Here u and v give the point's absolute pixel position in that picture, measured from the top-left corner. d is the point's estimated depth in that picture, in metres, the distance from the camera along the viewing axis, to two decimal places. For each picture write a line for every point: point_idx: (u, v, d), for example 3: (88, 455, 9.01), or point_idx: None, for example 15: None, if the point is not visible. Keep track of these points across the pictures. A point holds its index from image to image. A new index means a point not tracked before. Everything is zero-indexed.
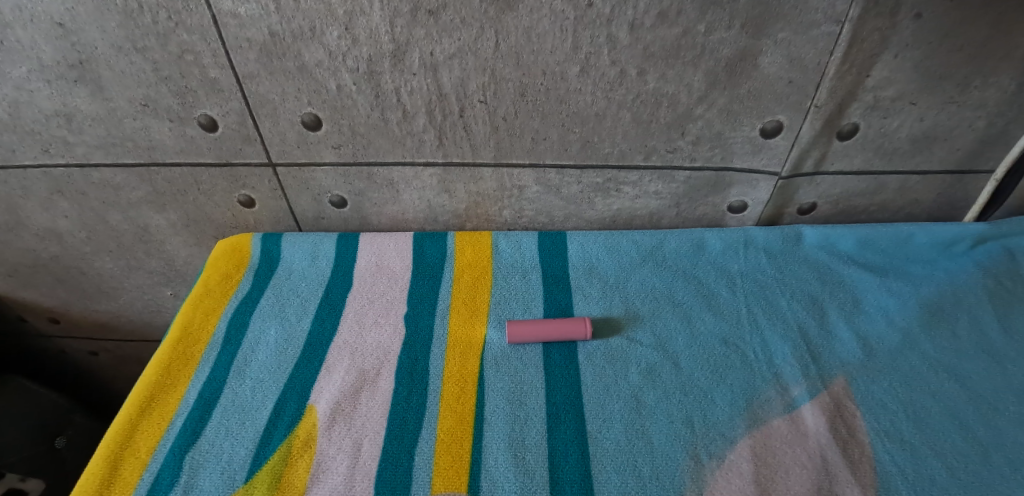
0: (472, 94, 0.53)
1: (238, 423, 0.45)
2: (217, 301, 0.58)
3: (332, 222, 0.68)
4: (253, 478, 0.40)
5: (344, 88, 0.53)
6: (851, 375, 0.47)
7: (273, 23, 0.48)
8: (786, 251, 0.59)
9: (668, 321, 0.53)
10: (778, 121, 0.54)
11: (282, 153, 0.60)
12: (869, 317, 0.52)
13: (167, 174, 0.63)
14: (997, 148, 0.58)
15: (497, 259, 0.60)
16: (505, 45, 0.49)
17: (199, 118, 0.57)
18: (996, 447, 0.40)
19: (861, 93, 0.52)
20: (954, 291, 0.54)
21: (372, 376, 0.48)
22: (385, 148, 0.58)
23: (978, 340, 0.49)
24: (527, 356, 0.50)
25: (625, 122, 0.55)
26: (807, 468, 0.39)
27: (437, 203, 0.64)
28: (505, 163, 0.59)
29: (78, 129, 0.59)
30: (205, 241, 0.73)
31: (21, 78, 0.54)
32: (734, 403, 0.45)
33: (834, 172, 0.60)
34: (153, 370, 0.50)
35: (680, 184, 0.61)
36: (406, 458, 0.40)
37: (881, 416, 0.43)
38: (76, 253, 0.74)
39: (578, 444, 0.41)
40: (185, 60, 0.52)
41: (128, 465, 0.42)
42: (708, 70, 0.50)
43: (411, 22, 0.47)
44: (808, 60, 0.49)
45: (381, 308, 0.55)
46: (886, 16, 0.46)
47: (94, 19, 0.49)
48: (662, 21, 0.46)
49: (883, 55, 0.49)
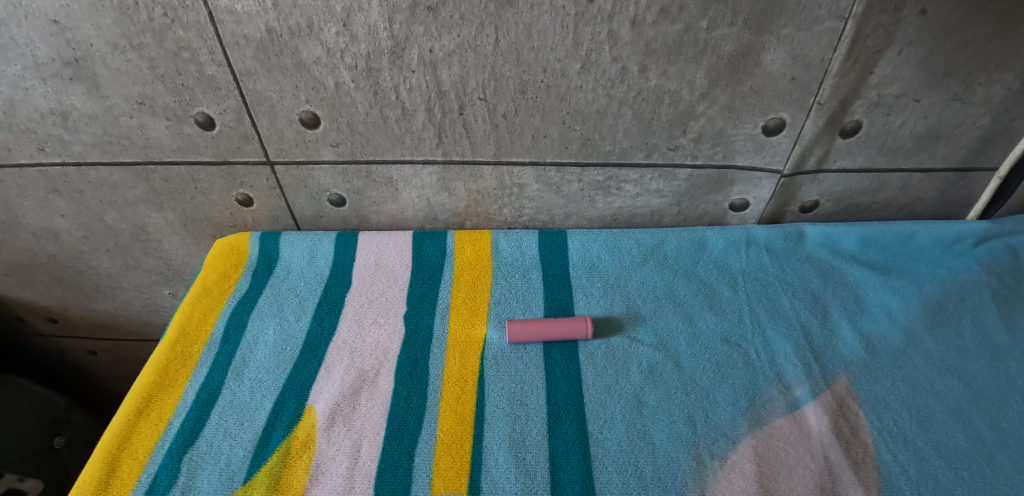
0: (472, 91, 0.52)
1: (237, 423, 0.45)
2: (215, 300, 0.57)
3: (331, 221, 0.67)
4: (252, 479, 0.39)
5: (343, 86, 0.52)
6: (854, 374, 0.46)
7: (270, 20, 0.47)
8: (788, 250, 0.59)
9: (669, 321, 0.52)
10: (781, 119, 0.54)
11: (280, 151, 0.59)
12: (871, 315, 0.52)
13: (164, 172, 0.63)
14: (1000, 146, 0.57)
15: (497, 258, 0.60)
16: (505, 41, 0.48)
17: (196, 116, 0.56)
18: (1000, 447, 0.40)
19: (865, 90, 0.51)
20: (957, 290, 0.53)
21: (372, 376, 0.48)
22: (384, 146, 0.58)
23: (982, 340, 0.49)
24: (527, 356, 0.49)
25: (626, 120, 0.54)
26: (810, 468, 0.39)
27: (436, 201, 0.64)
28: (505, 161, 0.59)
29: (74, 127, 0.58)
30: (203, 240, 0.72)
31: (16, 76, 0.53)
32: (736, 403, 0.44)
33: (837, 170, 0.59)
34: (151, 370, 0.50)
35: (682, 182, 0.60)
36: (406, 459, 0.40)
37: (884, 416, 0.43)
38: (72, 251, 0.74)
39: (579, 444, 0.41)
40: (182, 57, 0.51)
41: (126, 465, 0.41)
42: (711, 67, 0.49)
43: (410, 18, 0.47)
44: (812, 56, 0.49)
45: (380, 308, 0.55)
46: (891, 12, 0.45)
47: (89, 16, 0.48)
48: (664, 17, 0.46)
49: (887, 52, 0.48)
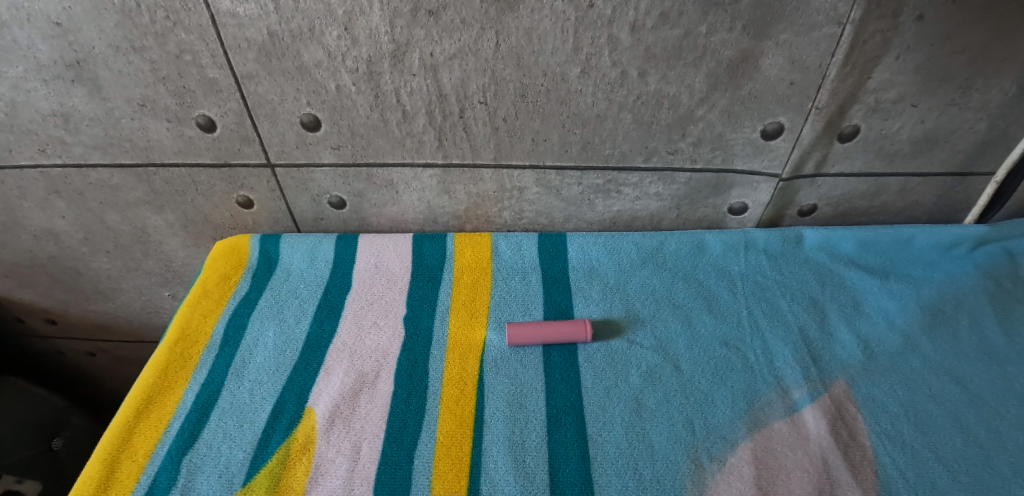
0: (472, 95, 0.53)
1: (237, 426, 0.45)
2: (215, 302, 0.57)
3: (331, 223, 0.68)
4: (251, 481, 0.40)
5: (344, 89, 0.52)
6: (852, 377, 0.47)
7: (272, 23, 0.48)
8: (786, 253, 0.59)
9: (668, 323, 0.53)
10: (779, 123, 0.54)
11: (281, 154, 0.59)
12: (870, 319, 0.52)
13: (165, 174, 0.63)
14: (997, 150, 0.58)
15: (497, 261, 0.60)
16: (506, 45, 0.48)
17: (197, 118, 0.56)
18: (997, 450, 0.40)
19: (863, 94, 0.52)
20: (955, 293, 0.54)
21: (371, 378, 0.48)
22: (385, 149, 0.58)
23: (980, 343, 0.49)
24: (527, 358, 0.49)
25: (626, 124, 0.55)
26: (809, 471, 0.39)
27: (436, 204, 0.64)
28: (505, 164, 0.59)
29: (75, 128, 0.58)
30: (203, 242, 0.72)
31: (18, 77, 0.53)
32: (734, 406, 0.44)
33: (835, 174, 0.59)
34: (150, 372, 0.50)
35: (681, 186, 0.61)
36: (405, 461, 0.40)
37: (882, 419, 0.43)
38: (72, 253, 0.74)
39: (578, 447, 0.41)
40: (183, 60, 0.51)
41: (125, 467, 0.41)
42: (710, 72, 0.50)
43: (411, 22, 0.47)
44: (811, 61, 0.49)
45: (380, 310, 0.55)
46: (888, 18, 0.46)
47: (92, 19, 0.48)
48: (663, 21, 0.46)
49: (885, 57, 0.49)
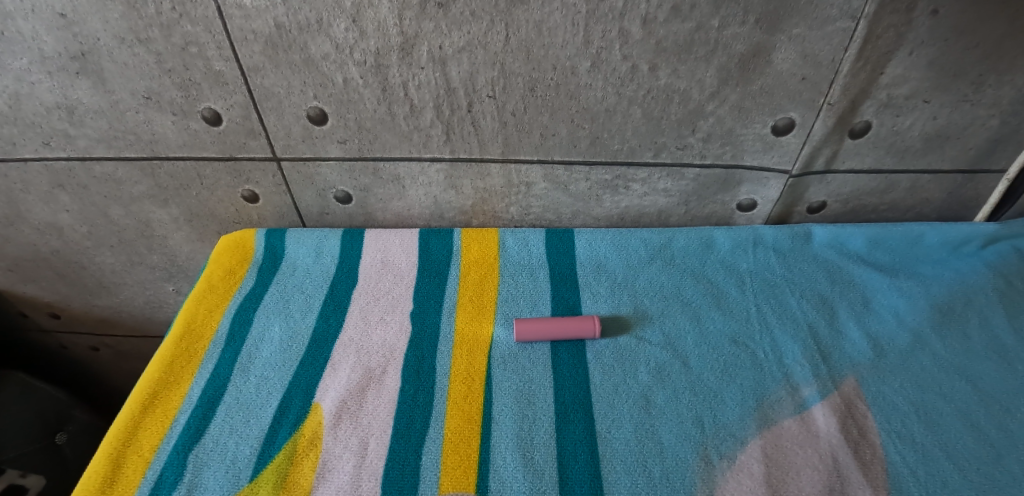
0: (481, 88, 0.52)
1: (243, 421, 0.44)
2: (221, 296, 0.57)
3: (336, 218, 0.67)
4: (258, 477, 0.39)
5: (351, 82, 0.52)
6: (862, 375, 0.46)
7: (279, 15, 0.47)
8: (795, 250, 0.59)
9: (677, 320, 0.52)
10: (790, 119, 0.54)
11: (287, 147, 0.59)
12: (879, 316, 0.52)
13: (170, 168, 0.62)
14: (1009, 148, 0.57)
15: (504, 257, 0.59)
16: (516, 38, 0.48)
17: (203, 111, 0.56)
18: (1008, 449, 0.40)
19: (875, 90, 0.51)
20: (965, 291, 0.53)
21: (378, 374, 0.48)
22: (391, 143, 0.57)
23: (990, 341, 0.49)
24: (535, 354, 0.49)
25: (636, 118, 0.54)
26: (819, 469, 0.38)
27: (443, 199, 0.63)
28: (513, 159, 0.59)
29: (80, 121, 0.58)
30: (207, 237, 0.72)
31: (22, 69, 0.53)
32: (744, 403, 0.44)
33: (845, 171, 0.59)
34: (156, 367, 0.50)
35: (689, 182, 0.60)
36: (413, 457, 0.40)
37: (892, 417, 0.43)
38: (76, 247, 0.73)
39: (587, 444, 0.41)
40: (188, 52, 0.51)
41: (131, 463, 0.41)
42: (721, 66, 0.49)
43: (420, 14, 0.46)
44: (823, 56, 0.48)
45: (386, 306, 0.55)
46: (902, 12, 0.45)
47: (97, 10, 0.48)
48: (675, 15, 0.46)
49: (898, 52, 0.48)
